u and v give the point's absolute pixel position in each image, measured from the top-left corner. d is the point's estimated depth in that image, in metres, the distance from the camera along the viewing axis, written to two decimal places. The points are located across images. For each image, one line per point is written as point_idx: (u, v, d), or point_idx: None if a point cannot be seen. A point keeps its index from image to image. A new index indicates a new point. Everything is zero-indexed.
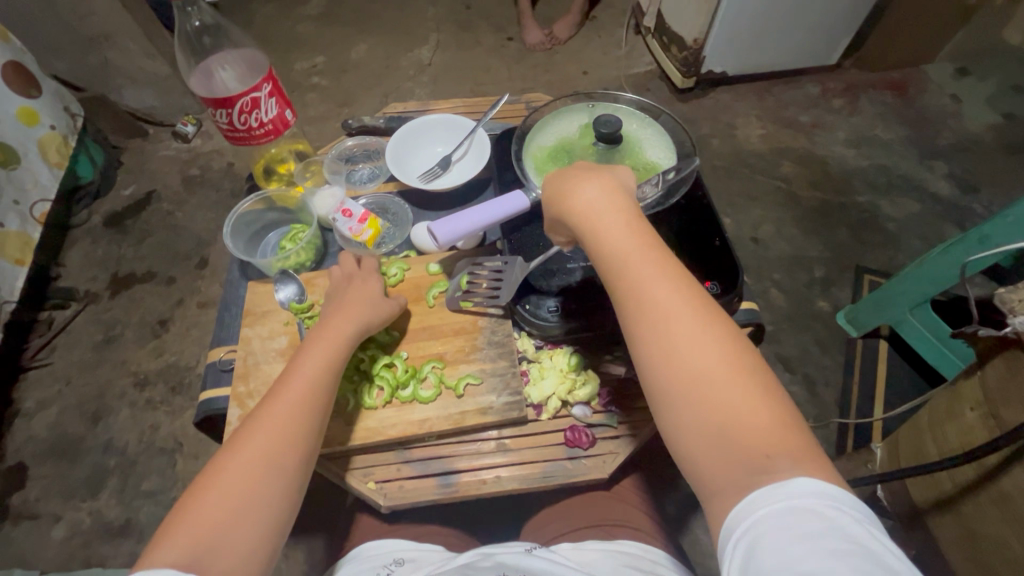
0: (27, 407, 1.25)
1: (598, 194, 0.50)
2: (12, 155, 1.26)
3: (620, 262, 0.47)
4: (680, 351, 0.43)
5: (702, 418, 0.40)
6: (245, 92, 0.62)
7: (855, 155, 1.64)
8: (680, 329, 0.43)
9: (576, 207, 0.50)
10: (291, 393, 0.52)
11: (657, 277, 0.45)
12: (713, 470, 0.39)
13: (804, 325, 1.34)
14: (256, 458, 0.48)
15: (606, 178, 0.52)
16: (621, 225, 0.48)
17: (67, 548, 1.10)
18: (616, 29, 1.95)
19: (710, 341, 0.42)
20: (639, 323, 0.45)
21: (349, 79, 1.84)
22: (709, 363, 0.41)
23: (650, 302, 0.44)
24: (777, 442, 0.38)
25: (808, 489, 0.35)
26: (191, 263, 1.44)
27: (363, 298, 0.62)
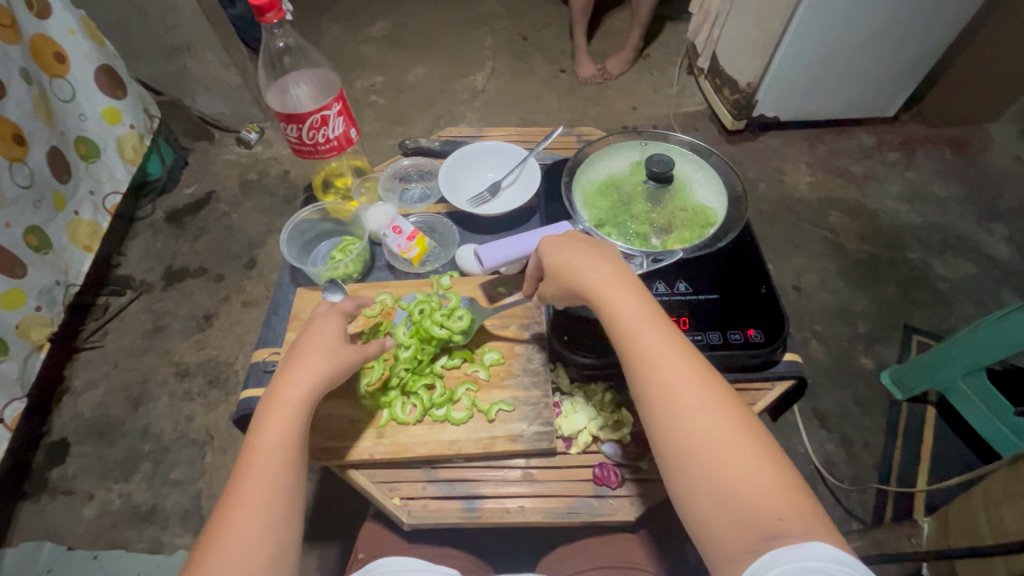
0: (76, 385, 1.31)
1: (606, 268, 0.54)
2: (93, 149, 1.36)
3: (630, 335, 0.50)
4: (687, 420, 0.46)
5: (713, 483, 0.43)
6: (316, 110, 0.66)
7: (909, 210, 1.59)
8: (688, 399, 0.46)
9: (585, 280, 0.54)
10: (270, 445, 0.51)
11: (665, 350, 0.49)
12: (726, 533, 0.42)
13: (845, 381, 1.29)
14: (251, 519, 0.47)
15: (610, 254, 0.56)
16: (630, 296, 0.52)
17: (95, 527, 1.14)
18: (668, 68, 1.97)
19: (716, 409, 0.46)
20: (650, 393, 0.48)
21: (404, 99, 1.92)
22: (717, 430, 0.45)
23: (660, 373, 0.48)
24: (787, 505, 0.41)
25: (821, 552, 0.38)
26: (240, 263, 1.50)
27: (327, 344, 0.57)
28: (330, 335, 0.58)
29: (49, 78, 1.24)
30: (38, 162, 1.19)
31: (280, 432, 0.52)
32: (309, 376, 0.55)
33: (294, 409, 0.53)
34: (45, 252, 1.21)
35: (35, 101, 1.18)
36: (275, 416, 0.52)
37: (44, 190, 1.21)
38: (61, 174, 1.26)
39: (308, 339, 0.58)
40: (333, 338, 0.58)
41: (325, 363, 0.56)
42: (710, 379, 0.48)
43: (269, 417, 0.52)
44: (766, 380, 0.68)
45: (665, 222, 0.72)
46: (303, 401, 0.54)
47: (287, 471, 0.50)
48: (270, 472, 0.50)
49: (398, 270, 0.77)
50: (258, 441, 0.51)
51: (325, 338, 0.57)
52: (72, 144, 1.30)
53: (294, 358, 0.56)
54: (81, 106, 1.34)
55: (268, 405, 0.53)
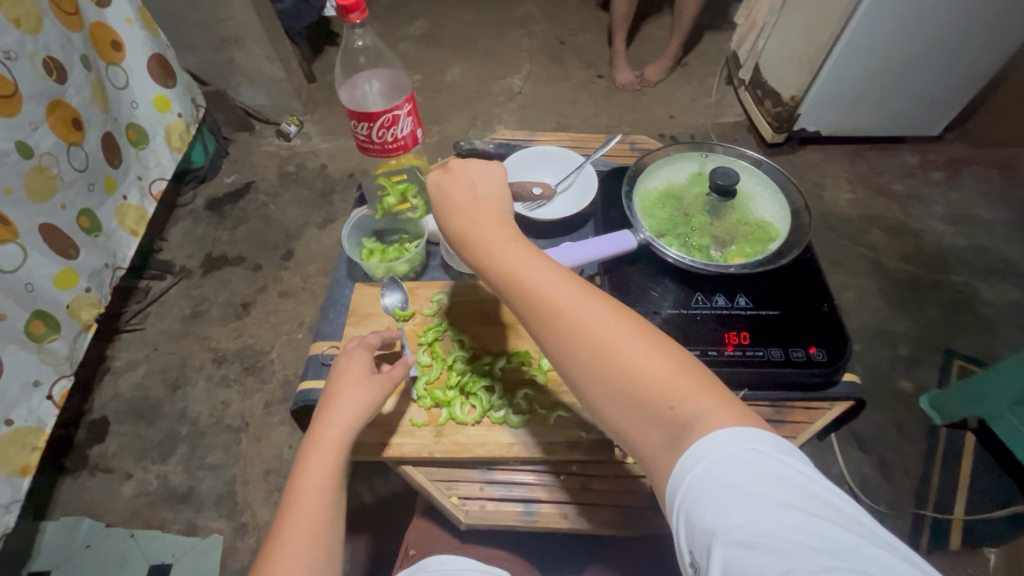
0: (116, 366, 1.34)
1: (472, 203, 0.55)
2: (142, 136, 1.39)
3: (508, 267, 0.50)
4: (581, 337, 0.46)
5: (623, 394, 0.44)
6: (388, 109, 0.67)
7: (952, 232, 1.56)
8: (573, 317, 0.47)
9: (464, 224, 0.54)
10: (314, 486, 0.53)
11: (540, 274, 0.49)
12: (646, 434, 0.43)
13: (882, 402, 1.27)
14: (298, 562, 0.49)
15: (482, 190, 0.56)
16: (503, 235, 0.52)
17: (132, 506, 1.16)
18: (707, 78, 1.96)
19: (602, 321, 0.46)
20: (541, 320, 0.48)
21: (441, 98, 1.93)
22: (612, 339, 0.46)
23: (543, 297, 0.48)
24: (680, 393, 0.43)
25: (721, 431, 0.39)
26: (278, 254, 1.52)
27: (359, 379, 0.58)
28: (362, 372, 0.59)
29: (105, 65, 1.27)
30: (92, 148, 1.21)
31: (321, 472, 0.54)
32: (343, 415, 0.56)
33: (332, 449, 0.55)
34: (95, 234, 1.24)
35: (93, 87, 1.21)
36: (315, 457, 0.55)
37: (97, 174, 1.23)
38: (113, 159, 1.29)
39: (338, 377, 0.59)
40: (363, 374, 0.59)
41: (360, 400, 0.57)
42: (591, 291, 0.49)
43: (310, 460, 0.54)
44: (825, 400, 0.67)
45: (725, 235, 0.71)
46: (341, 442, 0.56)
47: (329, 511, 0.53)
48: (314, 514, 0.52)
49: (452, 269, 0.78)
50: (300, 483, 0.53)
51: (355, 375, 0.59)
52: (124, 130, 1.33)
53: (329, 399, 0.58)
54: (134, 94, 1.37)
55: (310, 449, 0.55)
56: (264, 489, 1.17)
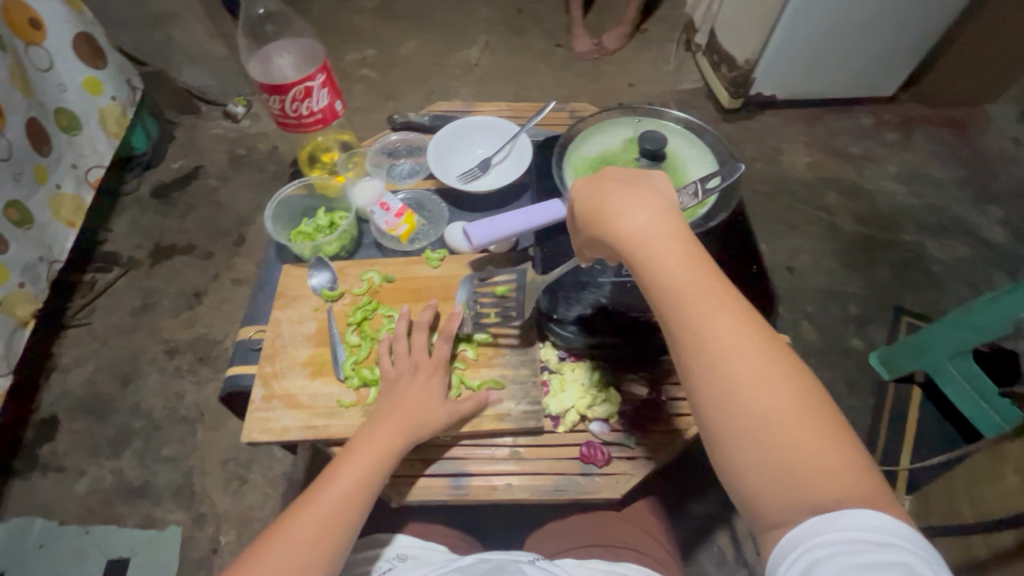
0: (64, 362, 1.30)
1: (654, 215, 0.46)
2: (74, 122, 1.32)
3: (679, 297, 0.43)
4: (743, 392, 0.41)
5: (768, 459, 0.39)
6: (299, 81, 0.64)
7: (904, 191, 1.58)
8: (747, 371, 0.40)
9: (622, 230, 0.46)
10: (374, 432, 0.55)
11: (722, 313, 0.42)
12: (775, 509, 0.39)
13: (835, 362, 1.30)
14: (310, 538, 0.49)
15: (656, 199, 0.47)
16: (680, 257, 0.44)
17: (87, 502, 1.14)
18: (667, 44, 1.93)
19: (776, 382, 0.41)
20: (697, 359, 0.42)
21: (396, 73, 1.87)
22: (778, 403, 0.40)
23: (715, 342, 0.41)
24: (842, 486, 0.38)
25: (875, 520, 0.36)
26: (229, 240, 1.48)
27: (428, 378, 0.59)
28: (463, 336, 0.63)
29: (25, 46, 1.18)
30: (16, 136, 1.15)
31: (393, 422, 0.56)
32: (415, 416, 0.57)
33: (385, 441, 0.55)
34: (26, 228, 1.18)
35: (11, 71, 1.14)
36: (390, 406, 0.57)
37: (24, 163, 1.17)
38: (41, 147, 1.22)
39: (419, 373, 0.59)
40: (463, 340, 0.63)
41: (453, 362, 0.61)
42: (775, 347, 0.42)
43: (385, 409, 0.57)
44: None
45: None
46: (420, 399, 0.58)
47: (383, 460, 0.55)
48: (366, 458, 0.54)
49: (385, 247, 0.76)
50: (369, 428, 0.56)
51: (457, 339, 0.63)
52: (53, 116, 1.26)
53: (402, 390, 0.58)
54: (61, 77, 1.29)
55: (390, 399, 0.58)
56: (222, 478, 1.16)
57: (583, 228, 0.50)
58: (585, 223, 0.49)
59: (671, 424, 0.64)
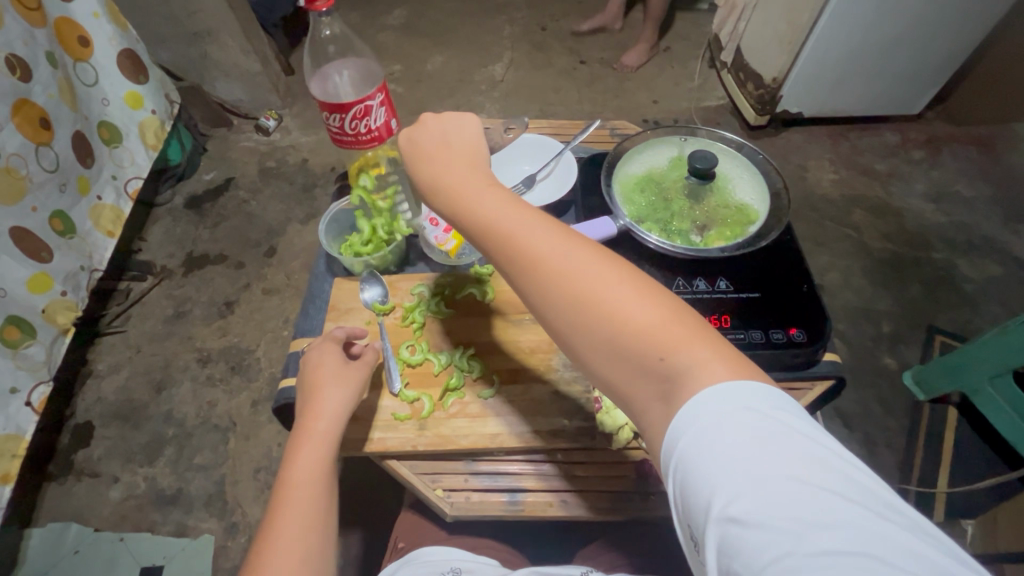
0: (99, 369, 1.32)
1: (451, 164, 0.50)
2: (115, 134, 1.35)
3: (501, 232, 0.46)
4: (569, 290, 0.42)
5: (610, 345, 0.41)
6: (360, 100, 0.66)
7: (933, 210, 1.57)
8: (566, 273, 0.43)
9: (436, 186, 0.50)
10: (278, 550, 0.50)
11: (538, 233, 0.44)
12: (640, 392, 0.40)
13: (867, 381, 1.28)
14: (292, 554, 0.50)
15: (456, 148, 0.52)
16: (481, 193, 0.48)
17: (120, 509, 1.15)
18: (690, 61, 1.95)
19: (600, 272, 0.42)
20: (535, 283, 0.44)
21: (423, 89, 1.90)
22: (598, 286, 0.42)
23: (542, 260, 0.44)
24: (671, 342, 0.39)
25: (719, 383, 0.37)
26: (260, 251, 1.50)
27: (338, 372, 0.59)
28: (339, 407, 0.57)
29: (72, 62, 1.23)
30: (63, 147, 1.18)
31: (293, 536, 0.51)
32: (333, 405, 0.57)
33: (323, 438, 0.56)
34: (69, 237, 1.21)
35: (60, 85, 1.17)
36: (282, 518, 0.52)
37: (69, 174, 1.20)
38: (85, 159, 1.25)
39: (316, 369, 0.59)
40: (338, 417, 0.57)
41: (325, 448, 0.56)
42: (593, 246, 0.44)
43: (279, 521, 0.52)
44: (806, 380, 0.67)
45: (705, 219, 0.71)
46: (314, 494, 0.54)
47: (307, 571, 0.50)
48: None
49: (433, 261, 0.77)
50: (264, 549, 0.50)
51: (329, 416, 0.57)
52: (96, 129, 1.30)
53: (314, 390, 0.58)
54: (104, 91, 1.33)
55: (297, 436, 0.56)
56: (254, 488, 1.16)
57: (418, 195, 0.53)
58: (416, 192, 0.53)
59: None
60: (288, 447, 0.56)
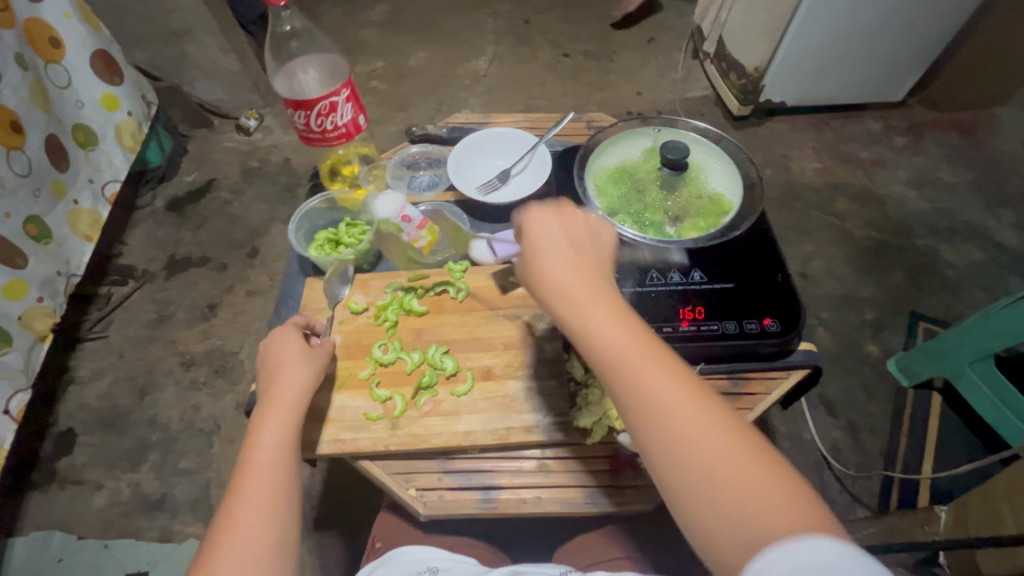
0: (80, 376, 1.30)
1: (572, 262, 0.48)
2: (91, 137, 1.33)
3: (618, 362, 0.43)
4: (679, 431, 0.39)
5: (713, 496, 0.36)
6: (325, 96, 0.65)
7: (917, 196, 1.58)
8: (680, 410, 0.39)
9: (547, 283, 0.47)
10: (244, 511, 0.48)
11: (658, 371, 0.41)
12: (731, 553, 0.35)
13: (852, 368, 1.29)
14: (255, 514, 0.48)
15: (581, 249, 0.49)
16: (602, 308, 0.45)
17: (104, 516, 1.14)
18: (674, 52, 1.94)
19: (726, 439, 0.38)
20: (646, 422, 0.40)
21: (405, 84, 1.89)
22: (712, 437, 0.38)
23: (658, 404, 0.40)
24: (789, 516, 0.34)
25: (830, 553, 0.31)
26: (243, 252, 1.49)
27: (299, 351, 0.60)
28: (300, 380, 0.58)
29: (43, 64, 1.20)
30: (36, 151, 1.16)
31: (259, 495, 0.49)
32: (295, 378, 0.58)
33: (287, 409, 0.56)
34: (45, 242, 1.19)
35: (31, 87, 1.15)
36: (248, 482, 0.50)
37: (43, 178, 1.18)
38: (59, 162, 1.23)
39: (279, 350, 0.60)
40: (302, 389, 0.58)
41: (286, 417, 0.55)
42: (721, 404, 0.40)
43: (244, 485, 0.50)
44: (782, 369, 0.67)
45: (678, 210, 0.71)
46: (279, 459, 0.52)
47: (272, 530, 0.48)
48: (251, 536, 0.47)
49: (406, 259, 0.76)
50: (228, 515, 0.48)
51: (293, 390, 0.57)
52: (70, 131, 1.28)
53: (277, 366, 0.59)
54: (78, 93, 1.30)
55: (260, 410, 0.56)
56: None
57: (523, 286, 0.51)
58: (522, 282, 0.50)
59: None
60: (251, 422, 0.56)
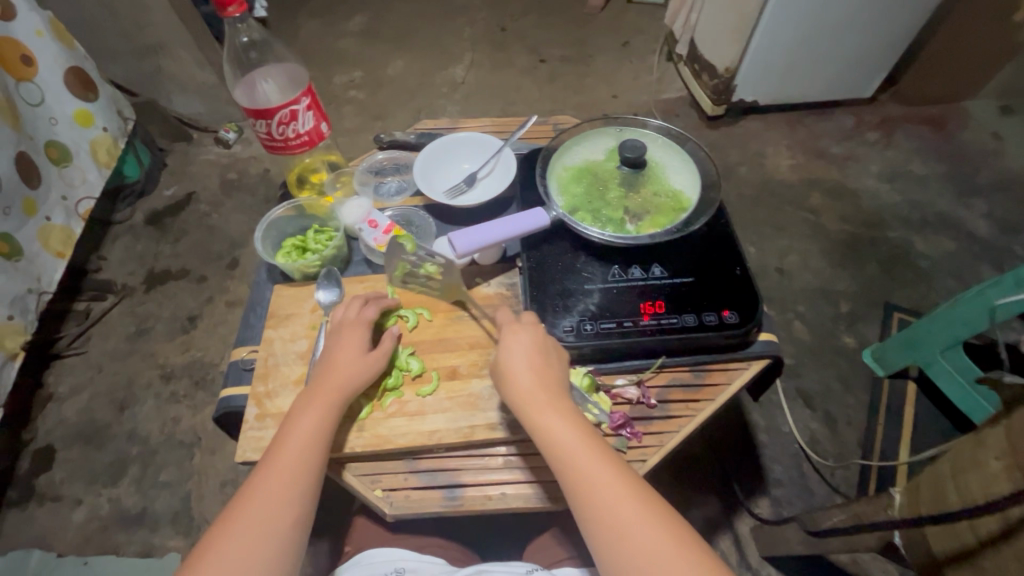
0: (59, 392, 1.30)
1: (536, 376, 0.56)
2: (64, 153, 1.33)
3: (568, 462, 0.52)
4: (624, 537, 0.48)
5: None
6: (285, 104, 0.66)
7: (889, 189, 1.60)
8: (626, 521, 0.49)
9: (518, 395, 0.56)
10: (254, 510, 0.52)
11: (601, 473, 0.51)
12: None
13: (829, 360, 1.31)
14: (264, 517, 0.51)
15: (547, 357, 0.58)
16: (561, 420, 0.54)
17: (84, 532, 1.14)
18: (649, 55, 1.97)
19: (654, 531, 0.48)
20: (589, 514, 0.50)
21: (384, 93, 1.90)
22: (653, 544, 0.47)
23: (601, 505, 0.50)
24: None
25: None
26: (223, 264, 1.49)
27: (355, 353, 0.61)
28: (346, 385, 0.59)
29: (15, 83, 1.20)
30: (6, 169, 1.16)
31: (273, 495, 0.52)
32: (340, 381, 0.59)
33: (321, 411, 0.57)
34: (15, 259, 1.19)
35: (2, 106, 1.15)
36: (266, 475, 0.53)
37: (14, 196, 1.18)
38: (31, 179, 1.23)
39: (337, 344, 0.62)
40: (341, 392, 0.58)
41: (326, 423, 0.57)
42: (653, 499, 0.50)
43: (262, 484, 0.53)
44: (743, 360, 0.68)
45: (639, 207, 0.72)
46: (301, 464, 0.54)
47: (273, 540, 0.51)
48: (257, 532, 0.51)
49: (375, 264, 0.76)
50: (241, 513, 0.52)
51: (334, 393, 0.58)
52: (42, 148, 1.27)
53: (330, 360, 0.60)
54: (51, 110, 1.30)
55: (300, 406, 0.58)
56: (221, 502, 1.15)
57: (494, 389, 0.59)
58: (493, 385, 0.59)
59: (660, 428, 0.65)
60: (291, 412, 0.58)
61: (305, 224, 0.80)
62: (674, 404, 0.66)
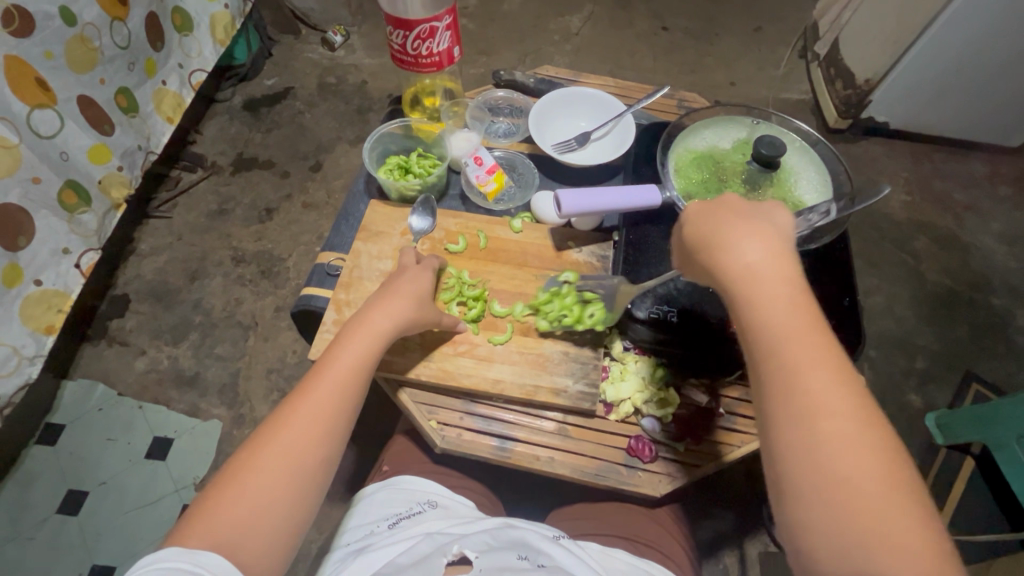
0: (141, 248, 1.38)
1: (757, 242, 0.47)
2: (187, 22, 1.35)
3: (776, 341, 0.43)
4: (828, 441, 0.39)
5: (838, 514, 0.38)
6: (427, 19, 0.64)
7: (1008, 253, 1.46)
8: (836, 428, 0.39)
9: (729, 256, 0.47)
10: (300, 423, 0.49)
11: (819, 364, 0.41)
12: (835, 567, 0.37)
13: (886, 413, 1.24)
14: (310, 429, 0.49)
15: (770, 229, 0.48)
16: (780, 292, 0.44)
17: (142, 380, 1.23)
18: (781, 47, 1.81)
19: (866, 447, 0.39)
20: (787, 400, 0.41)
21: (494, 28, 1.84)
22: (861, 461, 0.38)
23: (805, 395, 0.41)
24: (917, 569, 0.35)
25: None
26: (307, 164, 1.52)
27: (408, 289, 0.60)
28: (402, 313, 0.58)
29: None
30: (136, 24, 1.19)
31: (320, 412, 0.50)
32: (396, 311, 0.57)
33: (378, 336, 0.56)
34: (131, 115, 1.23)
35: None
36: (321, 389, 0.51)
37: (138, 54, 1.22)
38: (155, 41, 1.26)
39: (399, 277, 0.61)
40: (395, 324, 0.57)
41: (373, 354, 0.55)
42: (869, 416, 0.41)
43: (311, 393, 0.51)
44: None
45: None
46: (351, 383, 0.53)
47: (316, 454, 0.49)
48: (305, 440, 0.49)
49: (470, 202, 0.76)
50: (284, 421, 0.49)
51: (387, 323, 0.56)
52: (169, 12, 1.30)
53: (388, 291, 0.59)
54: None
55: (350, 327, 0.56)
56: (264, 387, 1.22)
57: (690, 248, 0.50)
58: (693, 239, 0.50)
59: (720, 437, 0.64)
60: (341, 330, 0.56)
61: (409, 146, 0.79)
62: (741, 418, 0.65)
